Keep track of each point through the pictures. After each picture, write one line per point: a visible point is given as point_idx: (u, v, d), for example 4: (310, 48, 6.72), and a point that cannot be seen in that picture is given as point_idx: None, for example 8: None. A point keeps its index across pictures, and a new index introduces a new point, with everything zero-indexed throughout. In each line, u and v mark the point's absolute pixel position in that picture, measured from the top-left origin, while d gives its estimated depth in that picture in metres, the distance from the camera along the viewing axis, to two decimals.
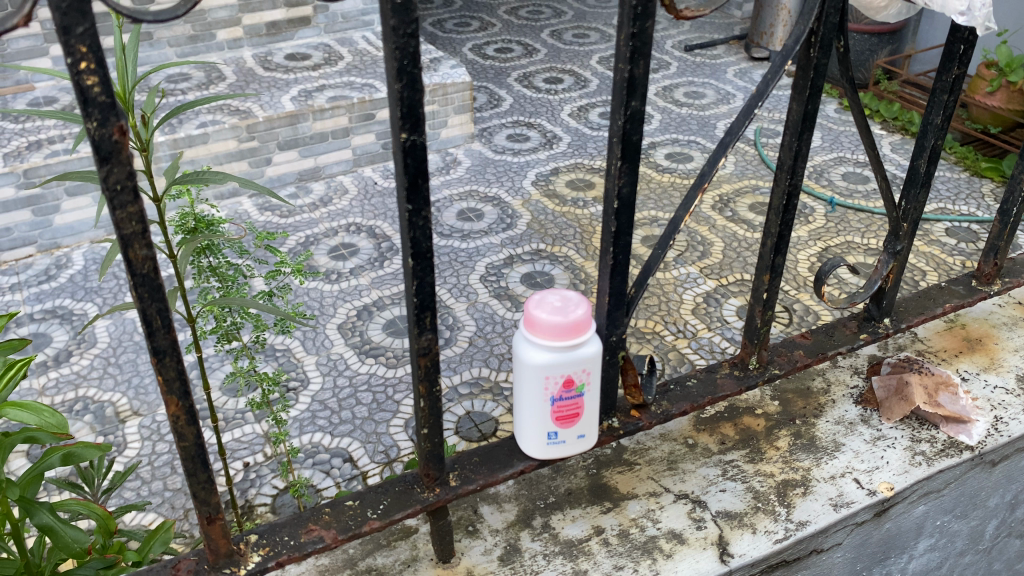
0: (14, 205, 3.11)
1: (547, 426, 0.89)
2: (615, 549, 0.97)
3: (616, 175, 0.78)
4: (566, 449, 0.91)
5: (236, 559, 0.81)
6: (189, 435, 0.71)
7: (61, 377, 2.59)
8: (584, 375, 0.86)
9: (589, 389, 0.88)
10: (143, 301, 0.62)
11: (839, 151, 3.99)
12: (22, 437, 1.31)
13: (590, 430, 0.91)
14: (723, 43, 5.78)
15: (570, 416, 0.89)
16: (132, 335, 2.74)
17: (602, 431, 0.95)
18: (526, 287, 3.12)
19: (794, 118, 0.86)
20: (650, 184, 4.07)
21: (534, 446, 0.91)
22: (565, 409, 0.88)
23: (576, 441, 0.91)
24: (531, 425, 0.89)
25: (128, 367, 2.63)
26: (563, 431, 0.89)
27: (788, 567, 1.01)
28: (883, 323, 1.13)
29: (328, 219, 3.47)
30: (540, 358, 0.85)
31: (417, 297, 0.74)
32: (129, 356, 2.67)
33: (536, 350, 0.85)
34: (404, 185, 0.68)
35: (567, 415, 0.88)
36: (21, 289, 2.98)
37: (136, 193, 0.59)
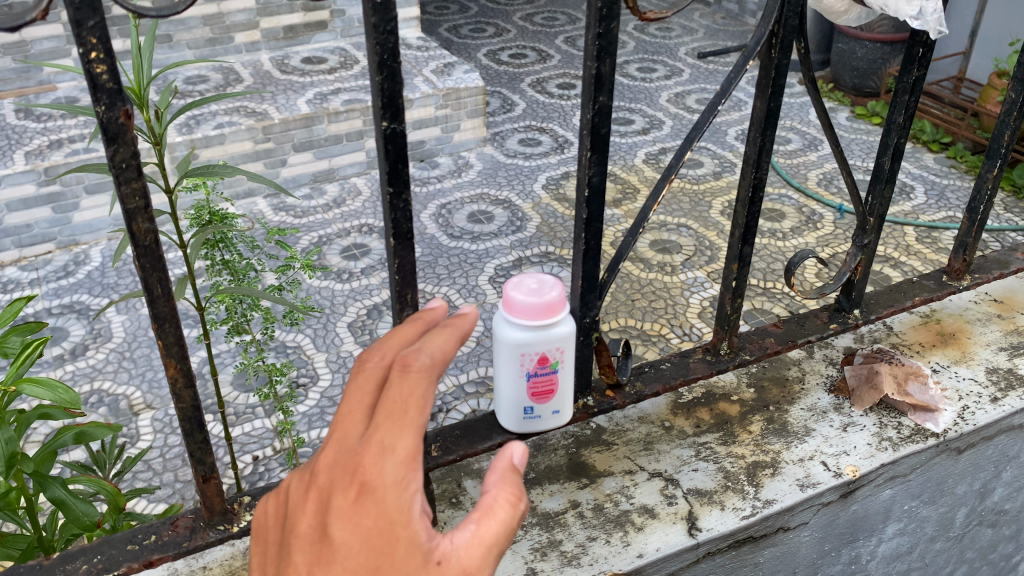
0: (37, 202, 3.65)
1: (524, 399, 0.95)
2: (590, 521, 1.02)
3: (586, 165, 0.84)
4: (542, 423, 0.98)
5: (229, 516, 0.92)
6: (187, 397, 0.77)
7: (78, 370, 2.96)
8: (559, 353, 0.92)
9: (563, 366, 0.94)
10: (145, 270, 0.69)
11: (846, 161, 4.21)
12: (37, 413, 1.39)
13: (564, 406, 0.98)
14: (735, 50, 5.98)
15: (545, 391, 0.95)
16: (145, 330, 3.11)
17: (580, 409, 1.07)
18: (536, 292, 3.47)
19: (758, 115, 0.91)
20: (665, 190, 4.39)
21: (513, 415, 0.98)
22: (541, 385, 0.94)
23: (551, 413, 0.98)
24: (510, 397, 0.96)
25: (141, 362, 2.99)
26: (539, 405, 0.97)
27: (755, 543, 1.06)
28: (852, 314, 1.33)
29: (340, 220, 3.70)
30: (516, 337, 0.90)
31: (398, 274, 0.80)
32: (143, 351, 3.04)
33: (512, 329, 0.90)
34: (385, 168, 0.74)
35: (542, 389, 0.95)
36: (43, 283, 3.46)
37: (139, 171, 0.66)
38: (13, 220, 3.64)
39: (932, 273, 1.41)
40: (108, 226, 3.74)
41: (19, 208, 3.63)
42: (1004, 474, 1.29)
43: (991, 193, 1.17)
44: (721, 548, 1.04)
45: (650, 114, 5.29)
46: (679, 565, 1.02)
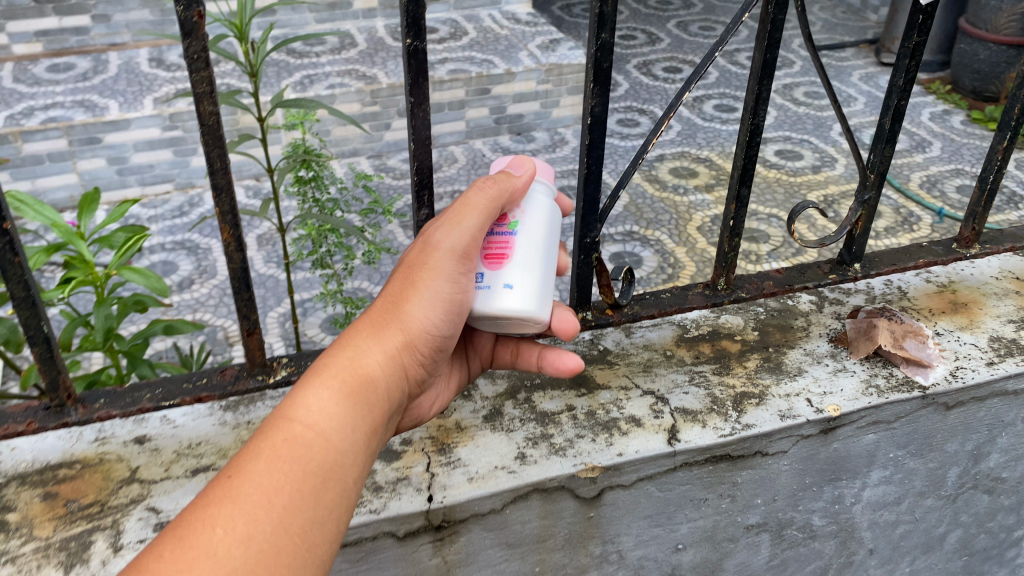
0: (161, 145, 4.37)
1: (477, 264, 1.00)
2: (580, 423, 1.15)
3: (589, 96, 0.97)
4: (491, 294, 0.98)
5: (268, 368, 1.20)
6: (236, 260, 0.94)
7: (184, 301, 3.35)
8: (519, 215, 1.02)
9: (519, 230, 1.01)
10: (207, 146, 0.85)
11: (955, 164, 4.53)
12: (133, 301, 1.64)
13: (516, 282, 0.98)
14: (853, 46, 6.26)
15: (497, 256, 1.00)
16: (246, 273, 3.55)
17: (577, 320, 1.28)
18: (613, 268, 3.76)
19: (756, 65, 1.02)
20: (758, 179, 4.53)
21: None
22: (495, 245, 1.00)
23: (504, 289, 0.98)
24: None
25: None
26: (490, 272, 0.99)
27: (732, 462, 1.17)
28: (850, 267, 1.42)
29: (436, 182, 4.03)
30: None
31: (417, 175, 0.95)
32: None
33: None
34: (407, 80, 0.88)
35: (497, 252, 1.00)
36: (159, 221, 4.00)
37: (207, 63, 0.82)
38: (138, 159, 4.37)
39: (943, 240, 1.50)
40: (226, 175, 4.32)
41: (144, 149, 4.34)
42: (999, 439, 1.35)
43: (999, 165, 1.23)
44: (698, 460, 1.15)
45: None
46: (657, 469, 1.14)
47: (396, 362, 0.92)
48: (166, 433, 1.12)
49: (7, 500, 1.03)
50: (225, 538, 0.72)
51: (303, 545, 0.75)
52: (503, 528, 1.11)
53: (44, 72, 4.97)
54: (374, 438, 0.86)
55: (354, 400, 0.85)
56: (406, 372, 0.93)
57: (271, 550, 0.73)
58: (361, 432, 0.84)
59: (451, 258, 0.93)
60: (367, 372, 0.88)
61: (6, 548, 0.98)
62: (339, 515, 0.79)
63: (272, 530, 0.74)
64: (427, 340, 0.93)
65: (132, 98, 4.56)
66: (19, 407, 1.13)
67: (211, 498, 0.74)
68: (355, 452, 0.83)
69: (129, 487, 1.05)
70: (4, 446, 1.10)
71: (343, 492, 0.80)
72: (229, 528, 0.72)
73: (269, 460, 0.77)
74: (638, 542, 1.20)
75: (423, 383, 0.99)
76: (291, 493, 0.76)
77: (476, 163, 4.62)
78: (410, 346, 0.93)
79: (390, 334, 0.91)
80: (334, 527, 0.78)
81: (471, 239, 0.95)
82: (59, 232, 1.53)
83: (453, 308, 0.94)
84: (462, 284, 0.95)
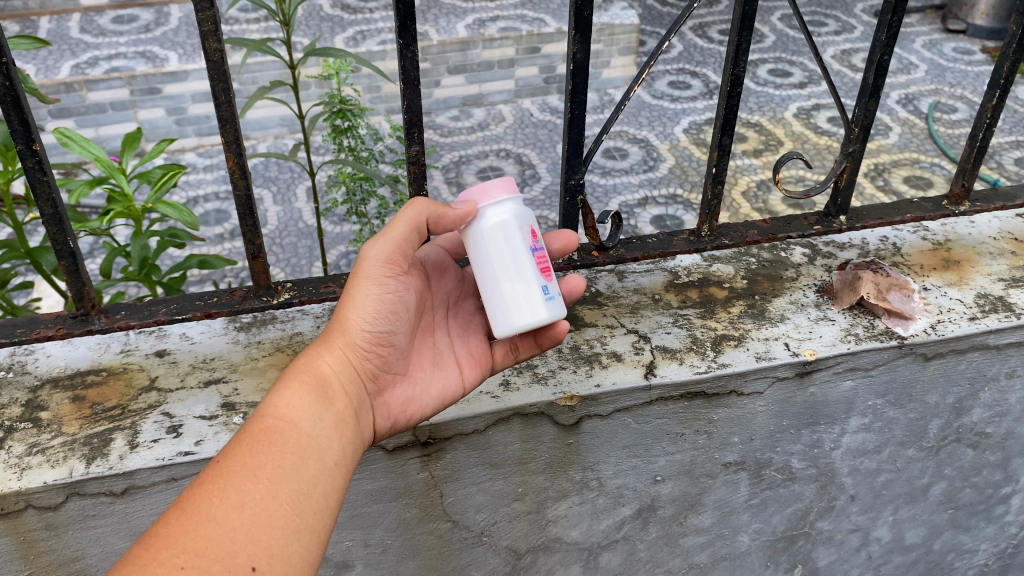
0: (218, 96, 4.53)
1: (537, 281, 1.06)
2: (564, 355, 1.23)
3: (572, 42, 1.02)
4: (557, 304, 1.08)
5: (271, 292, 1.28)
6: (241, 187, 1.03)
7: (234, 249, 3.54)
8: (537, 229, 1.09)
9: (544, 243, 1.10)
10: (213, 79, 0.94)
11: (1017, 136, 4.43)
12: (169, 234, 1.76)
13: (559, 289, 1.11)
14: (918, 12, 6.11)
15: (546, 269, 1.08)
16: (295, 223, 3.72)
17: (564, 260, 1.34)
18: (654, 229, 3.80)
19: (737, 17, 1.06)
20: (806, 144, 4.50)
21: (507, 315, 1.06)
22: (541, 260, 1.08)
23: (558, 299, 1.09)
24: (513, 289, 1.06)
25: (288, 248, 3.60)
26: (549, 286, 1.08)
27: (707, 399, 1.23)
28: (837, 219, 1.43)
29: (481, 143, 4.43)
30: (506, 216, 1.05)
31: (407, 114, 1.02)
32: (290, 240, 3.64)
33: (496, 214, 1.06)
34: (396, 23, 0.95)
35: (541, 267, 1.08)
36: (213, 170, 4.17)
37: (211, 3, 0.90)
38: (196, 110, 4.53)
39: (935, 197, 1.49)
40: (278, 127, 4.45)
41: (202, 100, 4.51)
42: (982, 394, 1.39)
43: (988, 122, 1.26)
44: (673, 395, 1.22)
45: (811, 68, 5.26)
46: (633, 401, 1.21)
47: (349, 363, 1.01)
48: (184, 348, 1.24)
49: (41, 400, 1.15)
50: (221, 506, 0.83)
51: (293, 512, 0.86)
52: (486, 448, 1.19)
53: (110, 23, 5.19)
54: (344, 427, 0.97)
55: (315, 395, 0.96)
56: (362, 369, 1.02)
57: (264, 515, 0.84)
58: (326, 421, 0.95)
59: (380, 263, 1.01)
60: (322, 374, 0.98)
61: (38, 440, 1.10)
62: (323, 488, 0.90)
63: (261, 499, 0.85)
64: (373, 338, 1.02)
65: (191, 51, 4.73)
66: (48, 314, 1.23)
67: (203, 480, 0.86)
68: (326, 439, 0.94)
69: (148, 394, 1.16)
70: (39, 352, 1.22)
71: (321, 469, 0.91)
72: (224, 498, 0.84)
73: (247, 449, 0.89)
74: (617, 471, 1.28)
75: (390, 381, 1.07)
76: (273, 472, 0.87)
77: (523, 122, 4.66)
78: (360, 347, 1.02)
79: (338, 340, 1.01)
80: (323, 499, 0.89)
81: (398, 247, 1.03)
82: (101, 166, 1.65)
83: (392, 305, 1.03)
84: (396, 285, 1.03)
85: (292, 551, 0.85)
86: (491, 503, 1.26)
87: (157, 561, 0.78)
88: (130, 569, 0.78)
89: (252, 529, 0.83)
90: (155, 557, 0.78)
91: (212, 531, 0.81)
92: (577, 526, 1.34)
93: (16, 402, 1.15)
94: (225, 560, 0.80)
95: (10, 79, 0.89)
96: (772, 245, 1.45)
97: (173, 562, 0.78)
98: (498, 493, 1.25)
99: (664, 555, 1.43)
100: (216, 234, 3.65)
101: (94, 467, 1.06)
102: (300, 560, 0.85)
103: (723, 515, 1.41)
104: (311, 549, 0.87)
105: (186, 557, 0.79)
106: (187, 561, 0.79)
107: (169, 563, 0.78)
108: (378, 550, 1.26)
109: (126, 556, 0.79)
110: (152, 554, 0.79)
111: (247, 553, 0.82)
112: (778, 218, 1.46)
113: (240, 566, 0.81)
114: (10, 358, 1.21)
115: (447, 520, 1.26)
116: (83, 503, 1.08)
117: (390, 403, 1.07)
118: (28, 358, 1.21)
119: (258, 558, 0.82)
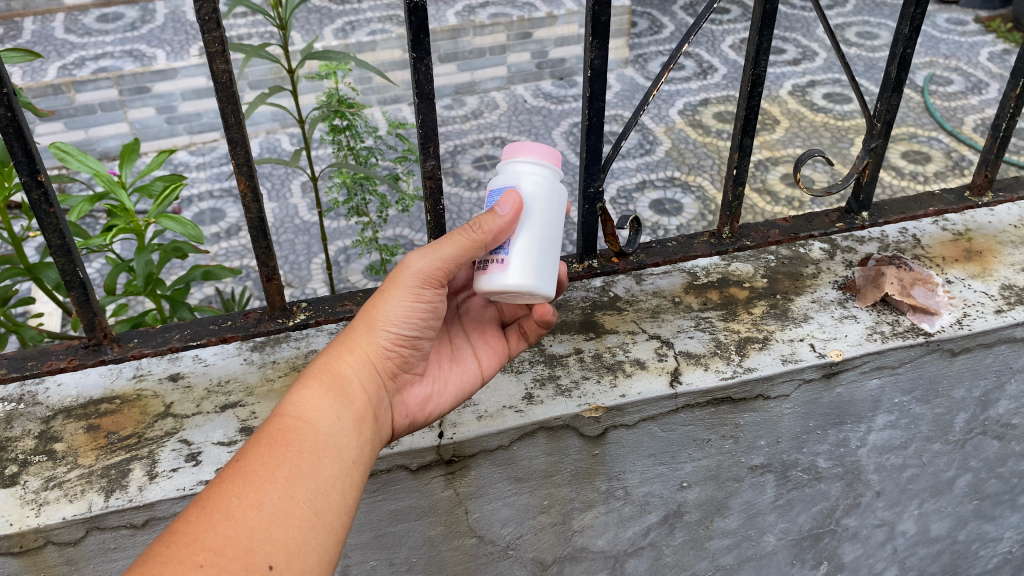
0: (208, 94, 4.48)
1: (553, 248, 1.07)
2: (587, 365, 1.21)
3: (589, 48, 0.99)
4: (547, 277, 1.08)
5: (287, 312, 1.26)
6: (254, 210, 1.00)
7: (231, 248, 3.52)
8: None
9: None
10: (222, 102, 0.91)
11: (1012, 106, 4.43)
12: (172, 248, 1.73)
13: None
14: None
15: None
16: (290, 220, 3.68)
17: (583, 268, 1.33)
18: (653, 214, 3.77)
19: (757, 15, 1.03)
20: (802, 122, 4.46)
21: (521, 271, 1.01)
22: None
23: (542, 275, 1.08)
24: (533, 247, 1.02)
25: (285, 245, 3.56)
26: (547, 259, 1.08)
27: (734, 404, 1.22)
28: (860, 215, 1.41)
29: (476, 131, 4.37)
30: (546, 180, 1.05)
31: (422, 129, 0.99)
32: (287, 237, 3.60)
33: (535, 173, 1.05)
34: (409, 37, 0.92)
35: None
36: (207, 169, 4.13)
37: (218, 23, 0.87)
38: (186, 109, 4.47)
39: (958, 188, 1.46)
40: (270, 122, 4.39)
41: (191, 97, 4.45)
42: (1008, 386, 1.37)
43: (1013, 112, 1.23)
44: (700, 402, 1.19)
45: (804, 44, 5.21)
46: (659, 410, 1.18)
47: (373, 364, 0.97)
48: (197, 370, 1.21)
49: (55, 431, 1.13)
50: (239, 505, 0.80)
51: (310, 512, 0.83)
52: (511, 463, 1.17)
53: (94, 22, 5.12)
54: (363, 427, 0.93)
55: (335, 394, 0.92)
56: (384, 369, 0.99)
57: (282, 515, 0.81)
58: (347, 422, 0.91)
59: (420, 272, 0.97)
60: (343, 375, 0.94)
61: (54, 474, 1.07)
62: (343, 488, 0.86)
63: (280, 498, 0.82)
64: (398, 341, 0.99)
65: (178, 48, 4.69)
66: (59, 346, 1.21)
67: (223, 478, 0.83)
68: (345, 437, 0.90)
69: (164, 420, 1.14)
70: (49, 381, 1.19)
71: (340, 469, 0.87)
72: (242, 497, 0.81)
73: (264, 448, 0.85)
74: (643, 479, 1.26)
75: (409, 380, 1.04)
76: (291, 471, 0.84)
77: (517, 109, 4.61)
78: (382, 349, 0.98)
79: (361, 342, 0.97)
80: (342, 498, 0.86)
81: (444, 263, 0.97)
82: (101, 181, 1.61)
83: (419, 312, 0.99)
84: (432, 296, 1.00)
85: (310, 550, 0.81)
86: (516, 517, 1.24)
87: (177, 558, 0.75)
88: (148, 567, 0.75)
89: (270, 527, 0.80)
90: (174, 554, 0.75)
91: (229, 531, 0.78)
92: (603, 535, 1.32)
93: (29, 434, 1.12)
94: (243, 559, 0.77)
95: (12, 111, 0.86)
96: (791, 242, 1.43)
97: (192, 560, 0.75)
98: (523, 507, 1.23)
99: (690, 558, 1.41)
100: (212, 233, 3.63)
101: (113, 500, 1.04)
102: (317, 559, 0.82)
103: (749, 517, 1.39)
104: (329, 547, 0.83)
105: (205, 555, 0.76)
106: (206, 559, 0.76)
107: (188, 562, 0.75)
108: (403, 568, 1.24)
109: (145, 553, 0.77)
110: (172, 551, 0.76)
111: (264, 552, 0.79)
112: (798, 217, 1.44)
113: (257, 564, 0.77)
114: (20, 389, 1.18)
115: (473, 536, 1.24)
116: (104, 536, 1.06)
117: (410, 402, 1.03)
118: (39, 387, 1.18)
119: (276, 556, 0.79)
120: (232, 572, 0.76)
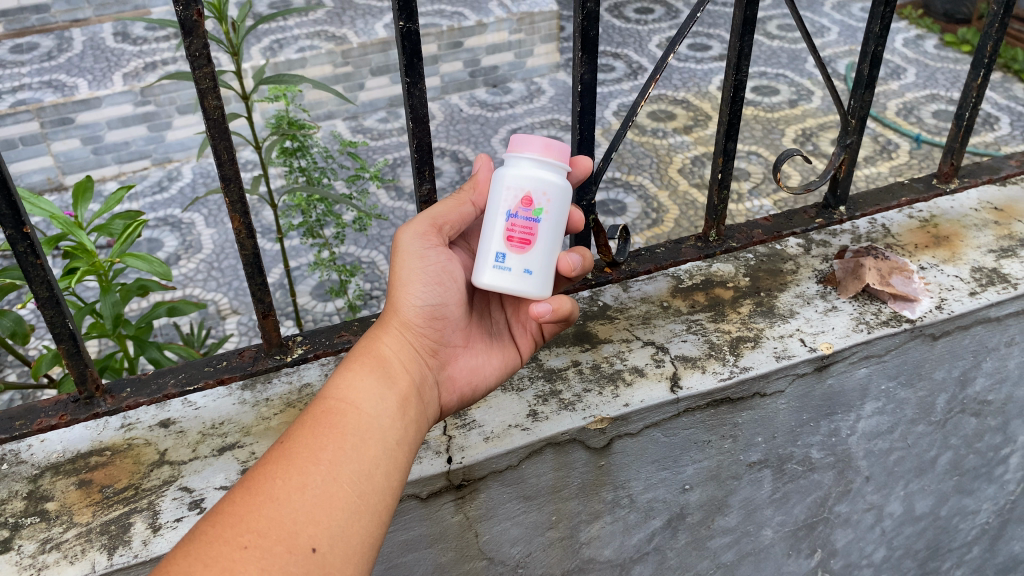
0: (135, 121, 4.35)
1: (497, 243, 1.00)
2: (587, 376, 1.21)
3: (579, 63, 0.99)
4: (513, 278, 1.01)
5: (284, 349, 1.24)
6: (248, 246, 0.99)
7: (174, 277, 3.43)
8: (544, 199, 0.99)
9: (547, 216, 0.99)
10: (213, 138, 0.88)
11: (931, 90, 4.61)
12: (137, 287, 1.67)
13: (537, 269, 1.00)
14: None
15: (520, 241, 1.00)
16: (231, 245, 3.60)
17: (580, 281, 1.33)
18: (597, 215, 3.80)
19: (737, 21, 1.04)
20: None
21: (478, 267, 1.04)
22: (518, 230, 1.00)
23: (522, 274, 1.00)
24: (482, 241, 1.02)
25: (227, 271, 3.48)
26: (511, 256, 1.00)
27: (732, 404, 1.23)
28: (837, 211, 1.47)
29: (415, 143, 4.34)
30: (498, 172, 1.01)
31: (417, 154, 0.99)
32: (229, 263, 3.52)
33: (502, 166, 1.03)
34: (403, 61, 0.91)
35: (520, 236, 1.00)
36: (140, 198, 4.01)
37: (209, 59, 0.84)
38: (113, 138, 4.33)
39: (925, 177, 1.54)
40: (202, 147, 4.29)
41: (118, 125, 4.32)
42: (984, 364, 1.41)
43: (975, 101, 1.32)
44: (700, 405, 1.21)
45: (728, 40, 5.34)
46: (661, 416, 1.19)
47: (407, 341, 0.98)
48: (188, 415, 1.17)
49: (45, 489, 1.08)
50: (284, 487, 0.79)
51: (354, 493, 0.81)
52: (520, 481, 1.16)
53: (8, 53, 4.93)
54: (408, 407, 0.92)
55: (377, 375, 0.92)
56: (420, 345, 0.99)
57: (326, 496, 0.80)
58: (391, 400, 0.90)
59: (416, 235, 0.98)
60: (381, 354, 0.95)
61: (50, 535, 1.02)
62: (388, 469, 0.85)
63: (324, 480, 0.81)
64: (426, 313, 0.99)
65: (100, 75, 4.56)
66: (46, 402, 1.17)
67: (268, 461, 0.82)
68: (390, 419, 0.89)
69: (159, 469, 1.10)
70: (33, 439, 1.14)
71: (386, 450, 0.86)
72: (287, 479, 0.80)
73: (307, 430, 0.85)
74: (647, 485, 1.26)
75: (452, 354, 1.04)
76: (334, 452, 0.83)
77: (454, 118, 4.59)
78: (414, 325, 0.98)
79: (393, 321, 0.97)
80: (386, 480, 0.84)
81: (433, 221, 1.00)
82: (57, 224, 1.53)
83: (437, 277, 0.99)
84: (437, 256, 0.99)
85: (353, 533, 0.80)
86: (526, 534, 1.22)
87: (223, 539, 0.75)
88: (195, 547, 0.75)
89: (313, 510, 0.78)
90: (220, 534, 0.75)
91: (273, 513, 0.77)
92: (609, 544, 1.30)
93: (16, 495, 1.07)
94: (286, 542, 0.76)
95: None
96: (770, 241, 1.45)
97: (237, 541, 0.75)
98: (532, 523, 1.22)
99: (692, 559, 1.39)
100: None
101: (117, 557, 0.99)
102: (361, 542, 0.80)
103: (748, 512, 1.39)
104: (375, 531, 0.82)
105: (249, 536, 0.75)
106: (250, 540, 0.75)
107: (233, 543, 0.75)
108: None
109: (191, 534, 0.77)
110: (218, 531, 0.75)
111: (308, 534, 0.77)
112: (776, 216, 1.46)
113: (301, 547, 0.76)
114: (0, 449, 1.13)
115: (483, 557, 1.21)
116: None
117: (456, 376, 1.04)
118: (21, 446, 1.13)
119: (319, 539, 0.78)
120: (276, 554, 0.75)
